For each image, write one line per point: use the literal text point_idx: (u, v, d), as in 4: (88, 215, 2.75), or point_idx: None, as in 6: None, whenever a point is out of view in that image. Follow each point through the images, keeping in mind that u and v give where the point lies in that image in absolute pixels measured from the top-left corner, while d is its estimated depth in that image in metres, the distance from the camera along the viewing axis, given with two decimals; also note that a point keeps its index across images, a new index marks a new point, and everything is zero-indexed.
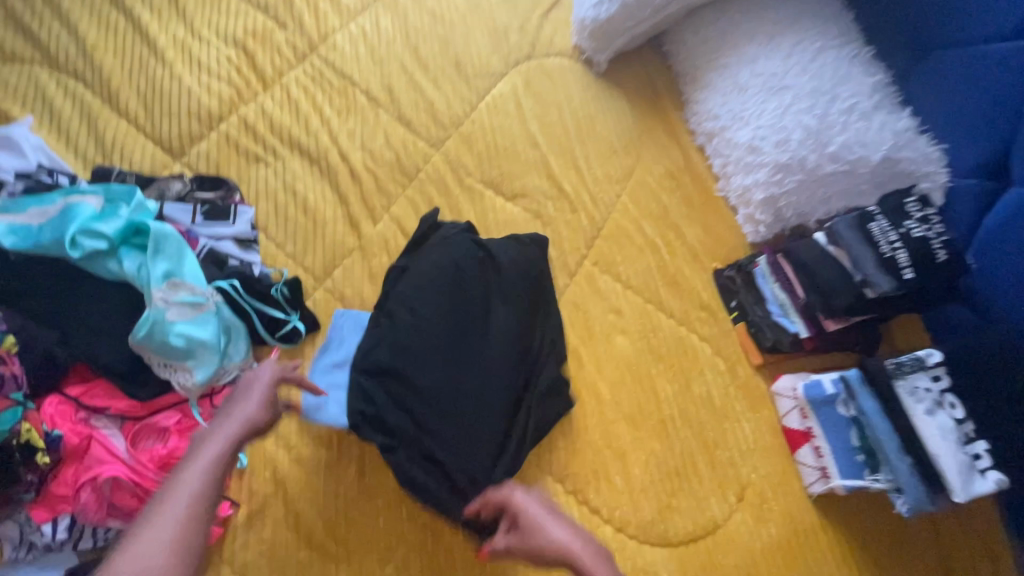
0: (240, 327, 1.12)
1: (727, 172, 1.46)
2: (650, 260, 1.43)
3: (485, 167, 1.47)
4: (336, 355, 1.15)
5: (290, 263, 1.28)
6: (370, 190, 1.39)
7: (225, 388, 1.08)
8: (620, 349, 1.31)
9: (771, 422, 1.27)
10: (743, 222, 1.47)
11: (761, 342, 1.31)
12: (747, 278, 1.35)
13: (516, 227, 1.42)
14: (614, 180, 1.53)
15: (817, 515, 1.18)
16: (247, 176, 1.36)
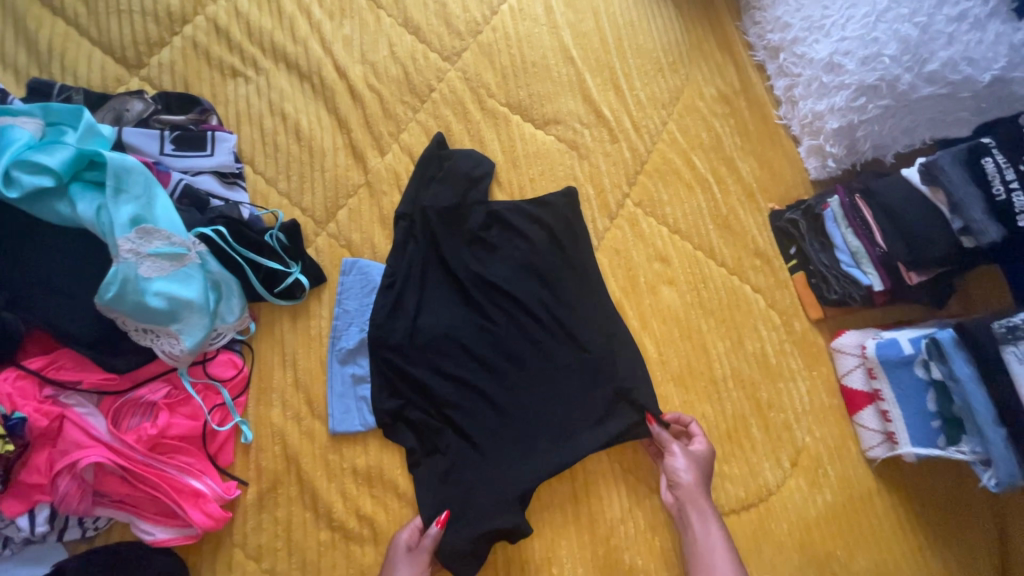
0: (231, 282, 0.94)
1: (794, 96, 1.27)
2: (700, 200, 1.25)
3: (509, 86, 1.24)
4: (350, 335, 1.01)
5: (283, 202, 1.07)
6: (375, 113, 1.16)
7: (218, 352, 0.94)
8: (667, 302, 1.16)
9: (829, 381, 1.16)
10: (806, 154, 1.27)
11: (825, 295, 1.16)
12: (812, 222, 1.18)
13: (548, 160, 1.21)
14: (659, 103, 1.30)
15: (876, 481, 1.09)
16: (223, 95, 1.12)
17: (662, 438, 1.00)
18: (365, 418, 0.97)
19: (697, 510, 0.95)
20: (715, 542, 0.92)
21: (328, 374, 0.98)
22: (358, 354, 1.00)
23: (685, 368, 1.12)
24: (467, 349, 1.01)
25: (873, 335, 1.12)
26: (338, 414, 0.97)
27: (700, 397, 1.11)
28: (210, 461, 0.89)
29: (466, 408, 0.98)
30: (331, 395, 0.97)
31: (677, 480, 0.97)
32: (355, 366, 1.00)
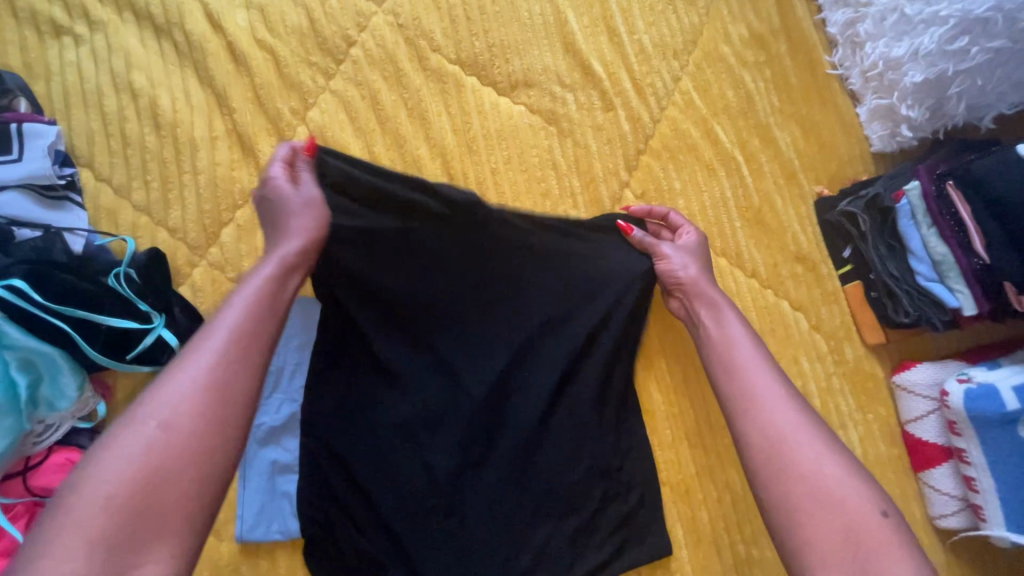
0: (53, 354, 0.65)
1: (858, 35, 0.91)
2: (724, 187, 0.93)
3: (461, 34, 0.88)
4: (273, 408, 0.78)
5: (141, 220, 0.76)
6: (269, 83, 0.82)
7: (50, 452, 0.66)
8: (682, 331, 0.87)
9: (890, 427, 0.89)
10: (868, 118, 0.94)
11: (890, 317, 0.87)
12: (879, 217, 0.87)
13: (516, 140, 0.88)
14: (669, 50, 0.95)
15: (948, 556, 0.85)
16: (43, 65, 0.78)
17: (648, 244, 0.81)
18: (286, 524, 0.76)
19: (724, 368, 0.69)
20: (770, 389, 0.64)
21: (242, 461, 0.76)
22: (282, 435, 0.77)
23: (703, 424, 0.84)
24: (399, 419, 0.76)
25: (956, 372, 0.84)
26: (250, 517, 0.76)
27: (723, 461, 0.84)
28: None
29: (410, 502, 0.74)
30: (243, 488, 0.76)
31: (677, 281, 0.79)
32: (276, 449, 0.77)
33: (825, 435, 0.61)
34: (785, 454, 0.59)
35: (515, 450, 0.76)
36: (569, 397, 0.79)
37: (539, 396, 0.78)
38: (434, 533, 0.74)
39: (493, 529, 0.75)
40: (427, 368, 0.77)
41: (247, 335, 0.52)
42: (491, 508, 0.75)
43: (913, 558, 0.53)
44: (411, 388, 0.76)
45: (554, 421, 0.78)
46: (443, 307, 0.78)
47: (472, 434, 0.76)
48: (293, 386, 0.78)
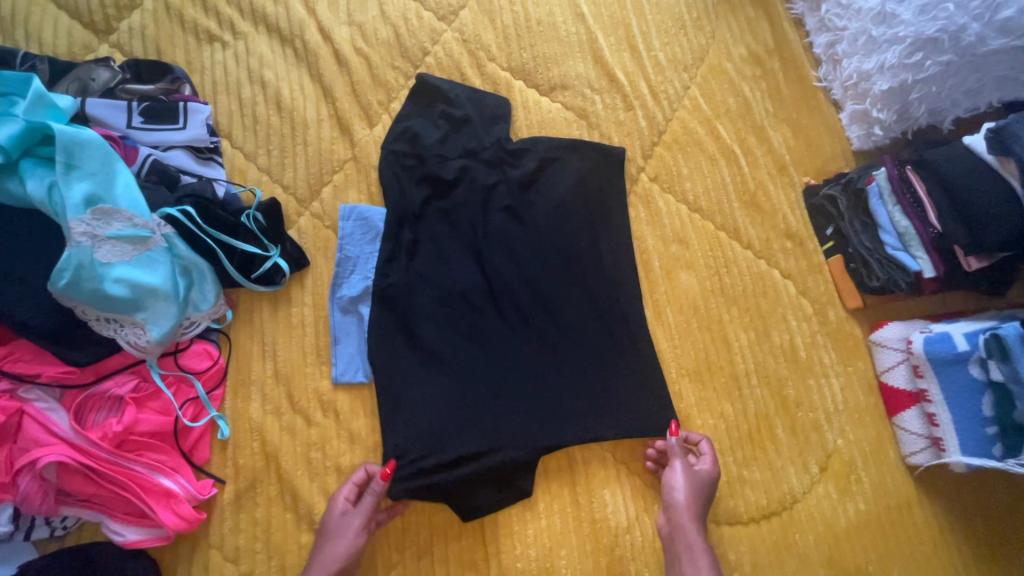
0: (203, 267, 0.87)
1: (837, 54, 1.11)
2: (724, 174, 1.12)
3: (513, 48, 1.11)
4: (351, 282, 0.95)
5: (263, 178, 0.99)
6: (363, 80, 1.06)
7: (192, 342, 0.88)
8: (684, 288, 1.05)
9: (867, 378, 1.04)
10: (848, 122, 1.13)
11: (866, 282, 1.03)
12: (854, 199, 1.05)
13: (553, 130, 1.09)
14: (680, 64, 1.17)
15: (917, 489, 0.98)
16: (198, 62, 1.03)
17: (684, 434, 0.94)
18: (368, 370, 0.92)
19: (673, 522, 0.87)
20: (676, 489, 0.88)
21: (331, 322, 0.93)
22: (360, 302, 0.94)
23: (702, 362, 1.01)
24: (453, 338, 0.93)
25: (920, 328, 1.00)
26: (341, 364, 0.92)
27: (718, 395, 1.00)
28: (185, 458, 0.84)
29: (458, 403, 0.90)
30: (334, 344, 0.93)
31: (671, 500, 0.88)
32: (355, 315, 0.94)
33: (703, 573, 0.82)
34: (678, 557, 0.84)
35: (540, 360, 0.94)
36: (590, 331, 0.97)
37: (558, 312, 0.97)
38: (477, 433, 0.89)
39: (520, 420, 0.91)
40: (480, 297, 0.96)
41: None
42: (535, 395, 0.93)
43: None
44: (467, 309, 0.95)
45: (570, 340, 0.96)
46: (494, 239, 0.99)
47: (515, 347, 0.94)
48: (365, 265, 0.96)
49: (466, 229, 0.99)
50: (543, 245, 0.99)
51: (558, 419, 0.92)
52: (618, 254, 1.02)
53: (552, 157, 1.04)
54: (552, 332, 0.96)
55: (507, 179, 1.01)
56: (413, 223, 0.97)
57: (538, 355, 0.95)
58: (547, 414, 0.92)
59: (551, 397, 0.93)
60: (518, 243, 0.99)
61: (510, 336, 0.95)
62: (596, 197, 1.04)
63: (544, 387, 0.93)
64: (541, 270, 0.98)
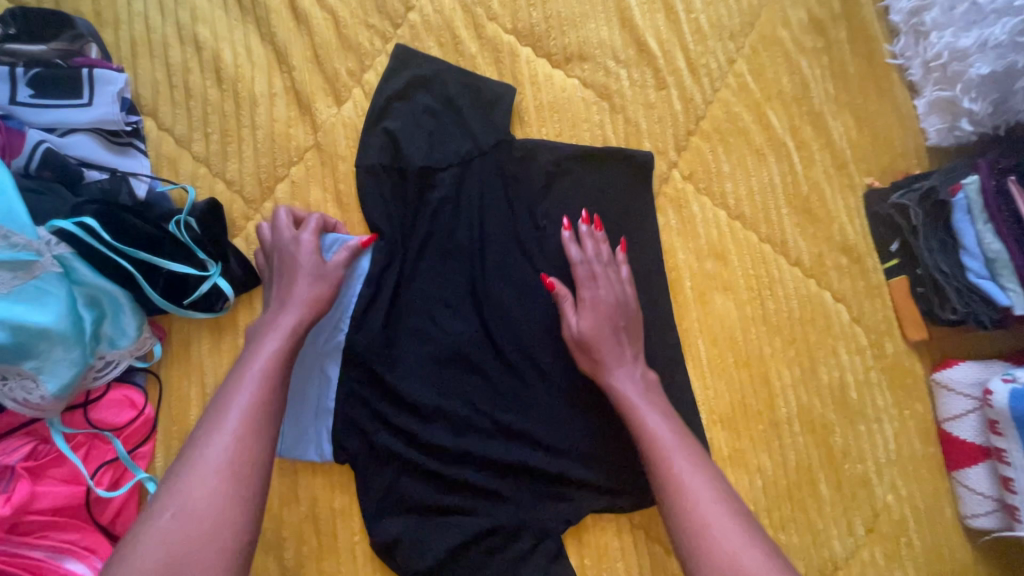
0: (116, 295, 0.67)
1: (923, 24, 0.90)
2: (773, 172, 0.92)
3: (519, 4, 0.88)
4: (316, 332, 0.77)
5: (200, 171, 0.78)
6: (328, 42, 0.83)
7: (109, 389, 0.70)
8: (719, 315, 0.87)
9: (925, 423, 0.89)
10: (925, 111, 0.93)
11: (939, 315, 0.86)
12: (933, 213, 0.86)
13: (567, 113, 0.87)
14: (725, 31, 0.94)
15: (974, 553, 0.85)
16: (111, 12, 0.79)
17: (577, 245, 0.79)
18: (321, 449, 0.76)
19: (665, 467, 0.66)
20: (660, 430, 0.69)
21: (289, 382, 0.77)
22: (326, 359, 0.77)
23: (738, 406, 0.85)
24: (454, 374, 0.78)
25: (998, 372, 0.84)
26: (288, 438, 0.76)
27: (754, 445, 0.84)
28: (102, 535, 0.66)
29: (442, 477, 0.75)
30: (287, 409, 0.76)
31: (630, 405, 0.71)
32: (319, 374, 0.77)
33: (736, 514, 0.62)
34: (660, 454, 0.67)
35: (557, 410, 0.79)
36: None
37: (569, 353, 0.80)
38: (484, 492, 0.75)
39: (514, 507, 0.75)
40: (483, 346, 0.79)
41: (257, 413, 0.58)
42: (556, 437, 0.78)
43: (756, 542, 0.60)
44: (461, 365, 0.79)
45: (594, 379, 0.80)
46: (496, 253, 0.81)
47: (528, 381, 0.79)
48: (337, 314, 0.78)
49: (463, 245, 0.81)
50: (551, 268, 0.82)
51: (558, 510, 0.76)
52: (644, 274, 0.85)
53: (560, 162, 0.84)
54: (562, 391, 0.79)
55: (508, 187, 0.83)
56: (386, 246, 0.79)
57: (542, 422, 0.78)
58: (557, 483, 0.77)
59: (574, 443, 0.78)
60: (522, 276, 0.81)
61: (520, 369, 0.79)
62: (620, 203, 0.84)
63: (565, 426, 0.78)
64: (548, 307, 0.81)
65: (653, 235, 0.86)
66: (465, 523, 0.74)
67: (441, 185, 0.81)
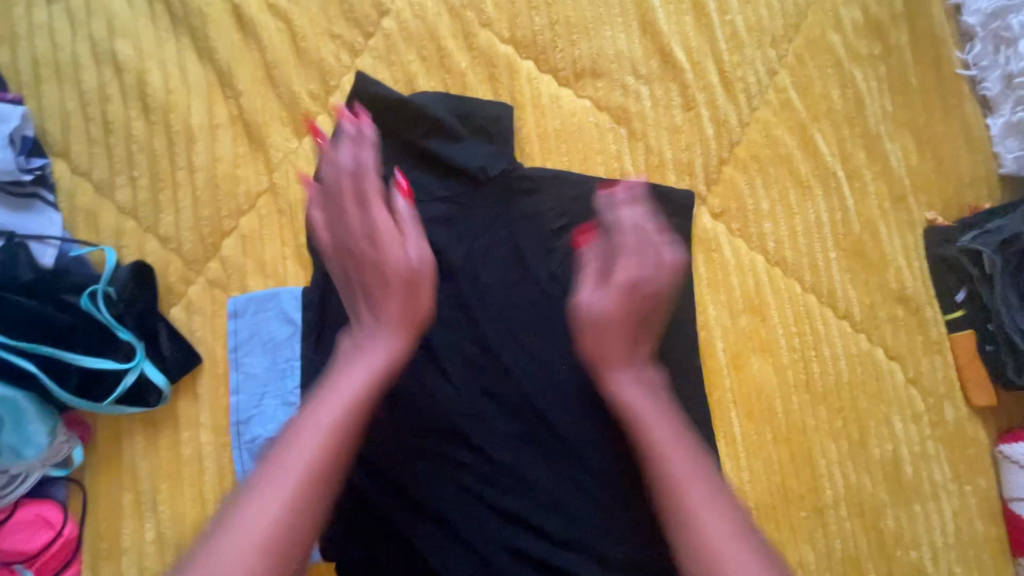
0: (16, 397, 0.55)
1: (1007, 30, 0.75)
2: (820, 208, 0.78)
3: (518, 8, 0.72)
4: (266, 415, 0.63)
5: (126, 225, 0.63)
6: (283, 59, 0.67)
7: (16, 508, 0.57)
8: (755, 381, 0.74)
9: (987, 500, 0.77)
10: (1002, 134, 0.79)
11: (1013, 379, 0.74)
12: (1013, 260, 0.73)
13: (577, 142, 0.73)
14: (766, 36, 0.78)
15: None
16: (6, 26, 0.63)
17: (606, 219, 0.64)
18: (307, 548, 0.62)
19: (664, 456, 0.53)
20: (668, 437, 0.54)
21: (240, 481, 0.62)
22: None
23: (777, 489, 0.72)
24: (440, 455, 0.65)
25: None
26: None
27: (796, 536, 0.72)
28: None
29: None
30: None
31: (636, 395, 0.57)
32: None
33: (716, 489, 0.51)
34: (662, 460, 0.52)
35: (566, 494, 0.64)
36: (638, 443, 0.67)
37: (585, 421, 0.66)
38: None
39: None
40: (476, 414, 0.66)
41: (353, 422, 0.51)
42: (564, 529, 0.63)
43: None
44: (452, 441, 0.65)
45: (611, 457, 0.66)
46: (494, 307, 0.68)
47: (530, 460, 0.65)
48: (288, 382, 0.63)
49: (453, 299, 0.68)
50: (566, 325, 0.68)
51: None
52: (678, 328, 0.70)
53: (568, 201, 0.70)
54: (570, 471, 0.65)
55: (507, 229, 0.68)
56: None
57: (549, 510, 0.64)
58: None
59: (584, 534, 0.64)
60: (523, 332, 0.67)
61: (521, 447, 0.65)
62: None
63: (575, 513, 0.64)
64: (559, 370, 0.67)
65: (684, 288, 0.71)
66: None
67: (429, 231, 0.68)
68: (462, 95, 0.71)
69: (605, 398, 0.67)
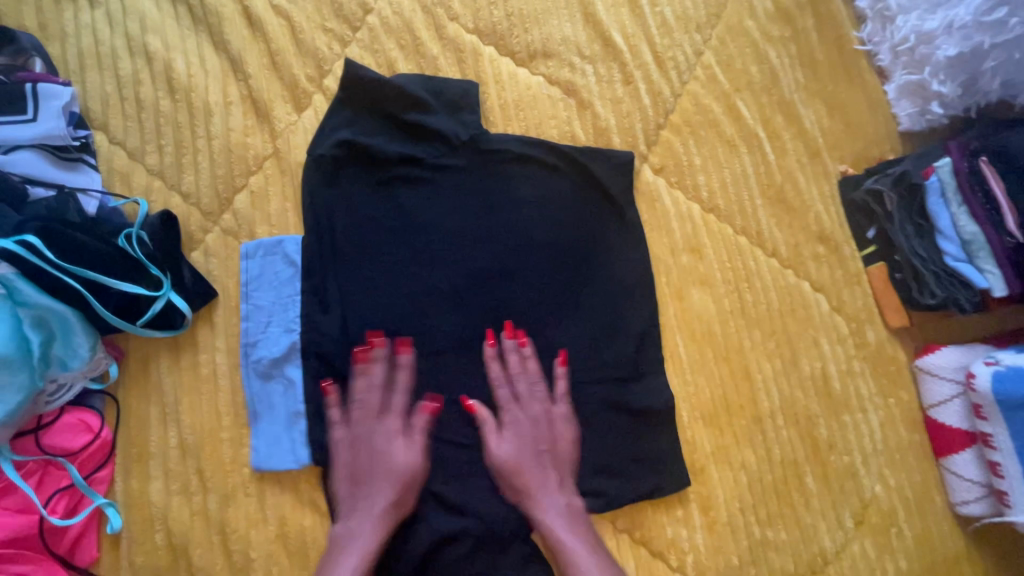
0: (67, 315, 0.65)
1: (888, 9, 0.89)
2: (745, 163, 0.91)
3: (480, 4, 0.87)
4: (271, 339, 0.74)
5: (154, 184, 0.75)
6: (285, 48, 0.81)
7: (62, 413, 0.67)
8: (696, 310, 0.85)
9: (910, 411, 0.87)
10: (897, 96, 0.91)
11: (918, 298, 0.84)
12: (907, 197, 0.85)
13: (534, 111, 0.86)
14: (691, 23, 0.93)
15: (964, 542, 0.84)
16: (58, 26, 0.77)
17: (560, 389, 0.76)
18: (299, 454, 0.72)
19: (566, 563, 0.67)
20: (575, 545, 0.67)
21: (246, 395, 0.73)
22: (284, 365, 0.73)
23: (719, 400, 0.83)
24: (423, 376, 0.75)
25: (982, 356, 0.82)
26: (264, 449, 0.72)
27: (738, 441, 0.82)
28: (61, 563, 0.65)
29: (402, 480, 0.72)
30: (254, 421, 0.72)
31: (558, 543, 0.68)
32: (279, 381, 0.73)
33: None
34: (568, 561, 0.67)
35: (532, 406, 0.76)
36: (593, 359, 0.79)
37: (547, 344, 0.78)
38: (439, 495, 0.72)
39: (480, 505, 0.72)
40: (456, 341, 0.76)
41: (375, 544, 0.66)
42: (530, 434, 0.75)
43: None
44: (440, 365, 0.76)
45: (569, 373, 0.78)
46: (467, 250, 0.79)
47: (501, 378, 0.76)
48: (289, 314, 0.75)
49: (433, 243, 0.78)
50: (529, 264, 0.80)
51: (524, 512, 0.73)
52: (623, 262, 0.83)
53: (529, 161, 0.82)
54: (537, 386, 0.76)
55: (476, 185, 0.81)
56: (350, 251, 0.76)
57: (520, 421, 0.75)
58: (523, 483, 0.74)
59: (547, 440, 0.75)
60: (493, 269, 0.79)
61: (493, 368, 0.76)
62: (589, 193, 0.83)
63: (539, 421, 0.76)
64: (527, 301, 0.79)
65: (628, 229, 0.84)
66: (444, 521, 0.71)
67: (410, 186, 0.79)
68: (436, 77, 0.84)
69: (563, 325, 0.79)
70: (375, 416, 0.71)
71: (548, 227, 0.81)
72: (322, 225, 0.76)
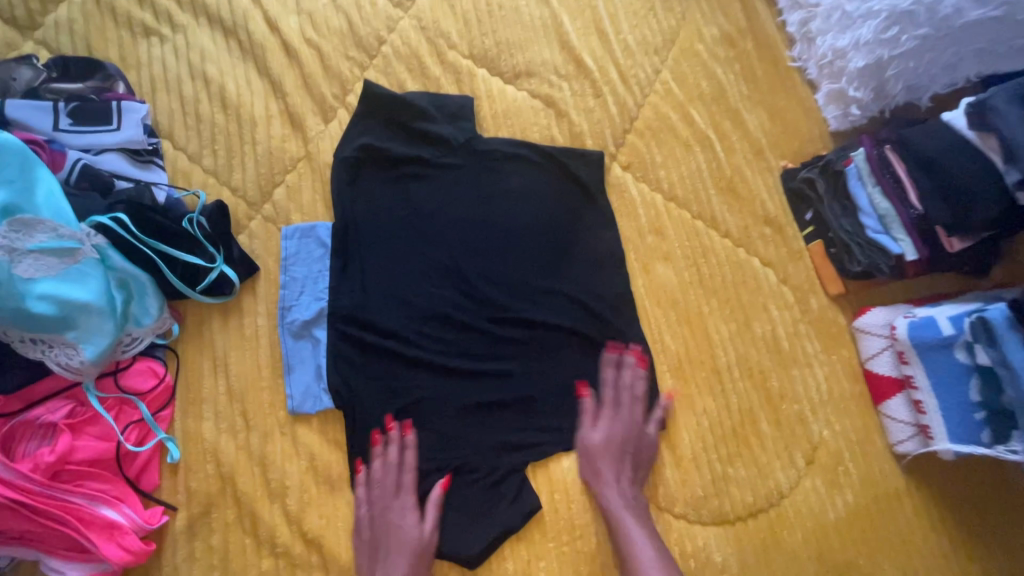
0: (143, 279, 0.82)
1: (811, 32, 1.08)
2: (699, 160, 1.08)
3: (474, 36, 1.06)
4: (303, 305, 0.89)
5: (209, 181, 0.93)
6: (315, 72, 1.00)
7: (135, 360, 0.83)
8: (660, 281, 1.00)
9: (851, 366, 1.00)
10: (825, 102, 1.09)
11: (847, 267, 1.00)
12: (834, 182, 1.02)
13: (520, 119, 1.04)
14: (650, 47, 1.12)
15: (903, 478, 0.95)
16: (135, 58, 0.96)
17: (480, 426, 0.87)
18: (326, 399, 0.86)
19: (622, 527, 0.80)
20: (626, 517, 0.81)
21: (282, 350, 0.87)
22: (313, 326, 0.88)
23: (682, 356, 0.97)
24: (430, 335, 0.90)
25: (904, 312, 0.98)
26: (297, 395, 0.86)
27: (699, 390, 0.96)
28: (130, 485, 0.79)
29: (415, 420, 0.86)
30: (288, 372, 0.86)
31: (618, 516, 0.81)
32: (309, 339, 0.88)
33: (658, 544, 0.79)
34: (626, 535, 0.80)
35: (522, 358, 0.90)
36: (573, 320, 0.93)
37: (534, 306, 0.93)
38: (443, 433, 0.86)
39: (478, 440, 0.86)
40: (458, 305, 0.91)
41: None
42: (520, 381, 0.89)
43: None
44: (445, 326, 0.90)
45: (553, 330, 0.92)
46: (466, 231, 0.95)
47: (496, 335, 0.90)
48: (319, 284, 0.90)
49: (437, 226, 0.94)
50: (517, 241, 0.95)
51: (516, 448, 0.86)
52: (596, 241, 0.98)
53: (515, 157, 0.99)
54: (526, 341, 0.91)
55: (472, 178, 0.97)
56: (370, 233, 0.93)
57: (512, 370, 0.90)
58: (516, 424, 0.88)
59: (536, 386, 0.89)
60: (488, 246, 0.94)
61: (488, 327, 0.91)
62: (566, 183, 1.00)
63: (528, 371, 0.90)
64: (516, 272, 0.94)
65: (600, 213, 1.00)
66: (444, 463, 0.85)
67: (418, 180, 0.96)
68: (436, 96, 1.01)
69: (548, 289, 0.94)
70: (391, 493, 0.81)
71: (533, 211, 0.97)
72: (347, 212, 0.93)
